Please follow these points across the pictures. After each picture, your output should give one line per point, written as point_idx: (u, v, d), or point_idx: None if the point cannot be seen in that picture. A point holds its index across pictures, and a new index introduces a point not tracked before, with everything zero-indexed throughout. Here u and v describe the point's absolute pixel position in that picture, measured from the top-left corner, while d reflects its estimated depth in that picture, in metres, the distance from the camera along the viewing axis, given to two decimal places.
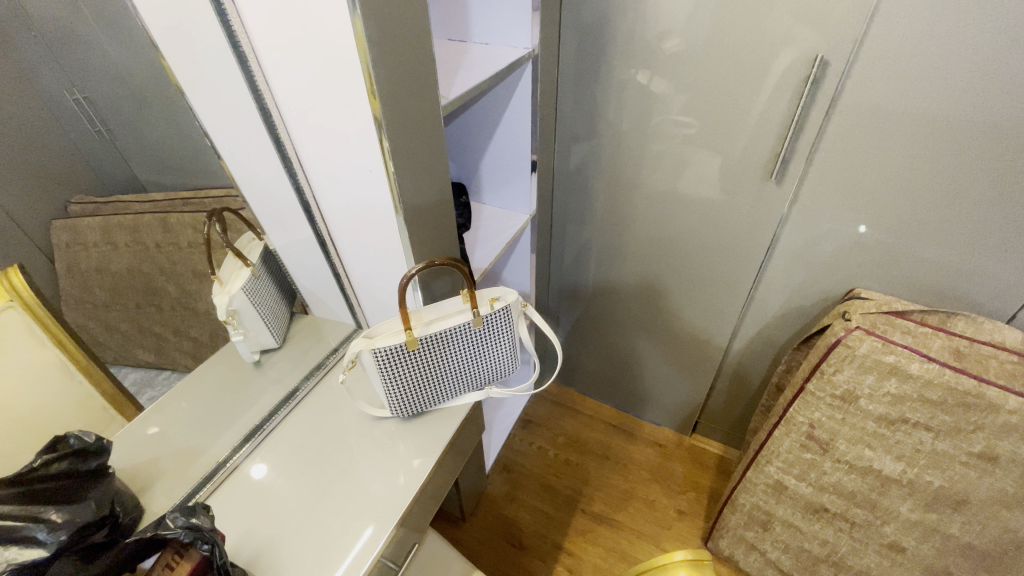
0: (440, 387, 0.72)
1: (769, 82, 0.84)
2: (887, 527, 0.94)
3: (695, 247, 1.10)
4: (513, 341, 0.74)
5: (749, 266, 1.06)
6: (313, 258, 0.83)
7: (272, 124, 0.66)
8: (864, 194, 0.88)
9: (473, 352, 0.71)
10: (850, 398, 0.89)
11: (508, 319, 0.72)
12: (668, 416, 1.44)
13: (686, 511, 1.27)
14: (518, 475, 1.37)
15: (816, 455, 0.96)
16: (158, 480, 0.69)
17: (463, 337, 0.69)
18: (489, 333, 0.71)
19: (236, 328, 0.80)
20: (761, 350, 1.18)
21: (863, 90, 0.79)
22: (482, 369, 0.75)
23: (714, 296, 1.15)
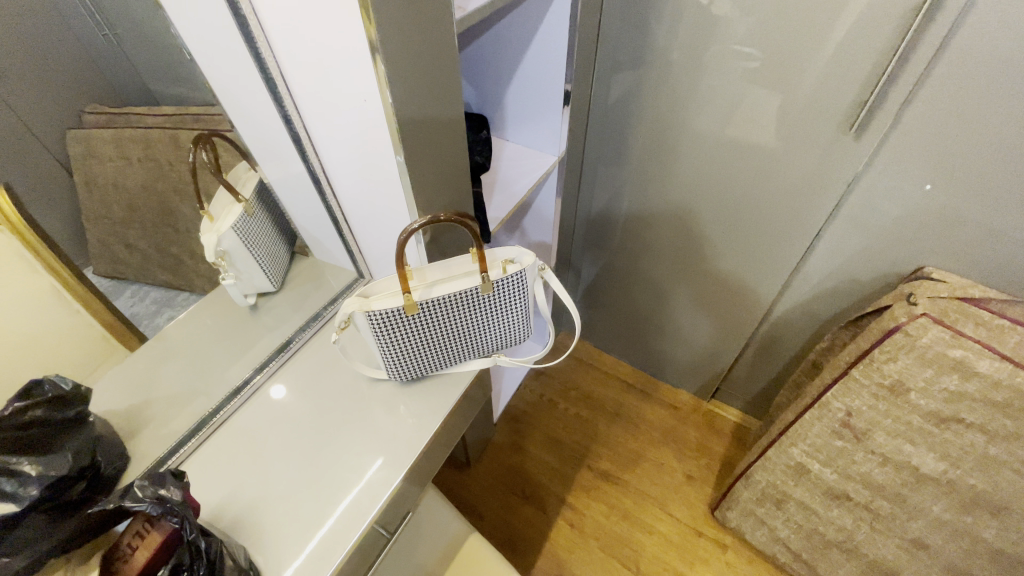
0: (443, 353, 0.66)
1: (866, 8, 0.67)
2: (913, 523, 0.88)
3: (742, 204, 0.97)
4: (526, 308, 0.66)
5: (802, 230, 0.94)
6: (307, 196, 0.74)
7: (251, 37, 0.54)
8: (960, 158, 0.73)
9: (480, 319, 0.64)
10: (898, 390, 0.80)
11: (521, 284, 0.63)
12: (688, 379, 1.37)
13: (696, 477, 1.24)
14: (526, 425, 1.35)
15: (848, 443, 0.89)
16: (149, 424, 0.66)
17: (469, 303, 0.61)
18: (499, 300, 0.63)
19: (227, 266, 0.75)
20: (800, 322, 1.08)
21: (989, 25, 0.62)
22: (490, 337, 0.68)
23: (758, 259, 1.03)
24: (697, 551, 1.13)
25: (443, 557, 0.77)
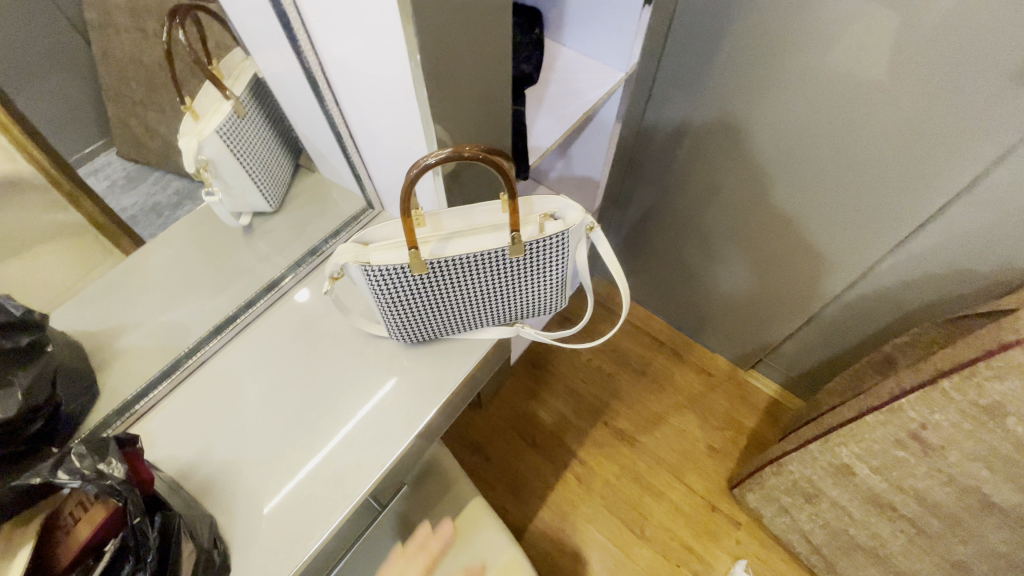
0: (456, 318, 0.55)
1: None
2: (963, 547, 0.79)
3: (845, 160, 0.76)
4: (563, 276, 0.54)
5: (915, 200, 0.74)
6: (305, 99, 0.60)
7: None
8: None
9: (504, 283, 0.52)
10: (995, 413, 0.66)
11: (560, 248, 0.50)
12: (727, 346, 1.25)
13: (719, 449, 1.16)
14: (544, 372, 1.27)
15: (911, 455, 0.77)
16: (119, 357, 0.59)
17: (491, 264, 0.49)
18: (529, 264, 0.50)
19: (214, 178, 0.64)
20: (877, 307, 0.91)
21: None
22: (514, 303, 0.56)
23: (846, 231, 0.85)
24: (708, 524, 1.08)
25: (441, 517, 0.72)
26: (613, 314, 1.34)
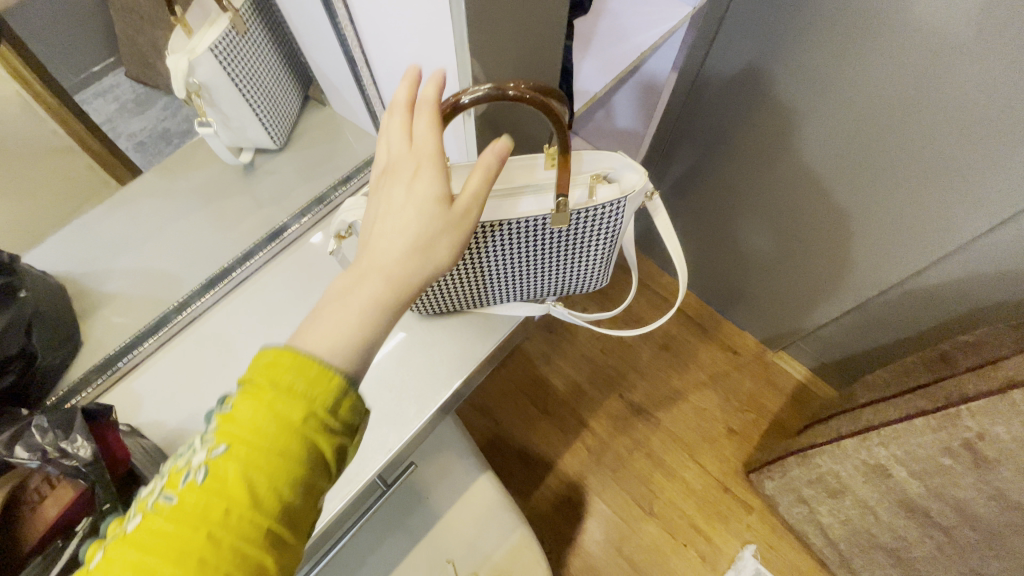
0: (495, 275, 0.55)
1: None
2: (996, 562, 0.74)
3: (920, 141, 0.64)
4: (608, 239, 0.55)
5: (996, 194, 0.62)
6: (314, 16, 0.50)
7: None
8: None
9: (546, 246, 0.53)
10: None
11: (609, 215, 0.51)
12: (758, 325, 1.17)
13: (738, 432, 1.12)
14: (561, 337, 1.22)
15: (959, 465, 0.70)
16: (109, 302, 0.59)
17: (535, 226, 0.49)
18: (575, 229, 0.51)
19: (206, 105, 0.58)
20: (938, 302, 0.81)
21: None
22: (551, 268, 0.57)
23: (911, 225, 0.73)
24: (718, 506, 1.05)
25: (449, 490, 0.68)
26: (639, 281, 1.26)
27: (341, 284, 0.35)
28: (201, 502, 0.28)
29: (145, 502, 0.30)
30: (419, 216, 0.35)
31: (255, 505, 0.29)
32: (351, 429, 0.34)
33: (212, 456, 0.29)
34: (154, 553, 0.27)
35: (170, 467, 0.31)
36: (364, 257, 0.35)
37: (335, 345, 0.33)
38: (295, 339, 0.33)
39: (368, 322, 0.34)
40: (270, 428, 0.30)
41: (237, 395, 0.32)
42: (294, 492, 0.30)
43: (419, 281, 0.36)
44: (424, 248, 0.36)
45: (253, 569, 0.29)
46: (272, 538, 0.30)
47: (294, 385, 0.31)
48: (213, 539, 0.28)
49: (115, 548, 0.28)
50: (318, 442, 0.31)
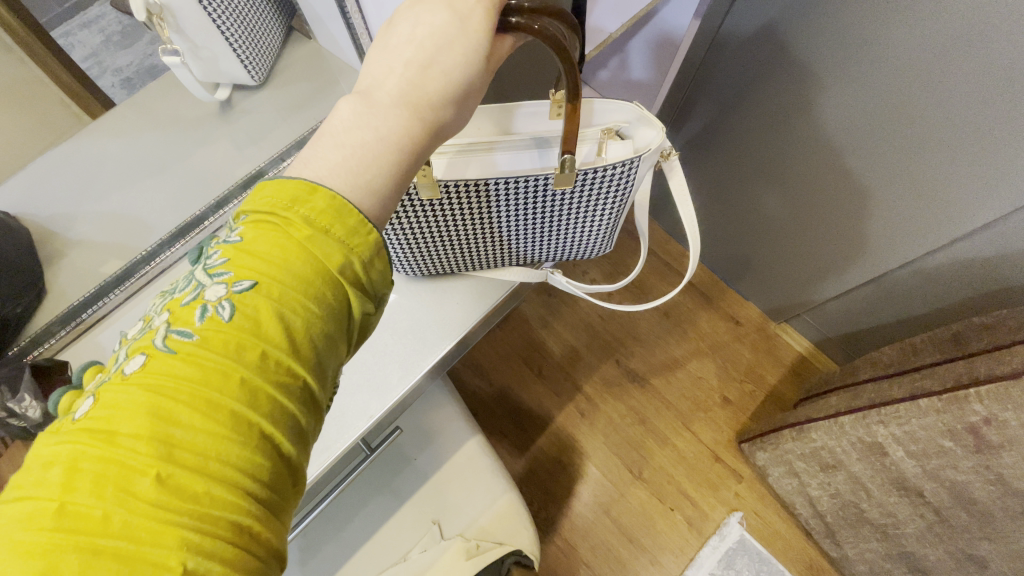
0: (485, 234, 0.51)
1: None
2: (985, 542, 0.74)
3: (966, 109, 0.57)
4: (614, 203, 0.50)
5: None
6: None
7: None
8: None
9: (545, 207, 0.48)
10: None
11: (619, 180, 0.46)
12: (764, 296, 1.13)
13: (733, 402, 1.11)
14: (559, 300, 1.19)
15: (960, 448, 0.69)
16: (78, 246, 0.58)
17: (533, 189, 0.45)
18: (579, 190, 0.46)
19: (172, 30, 0.53)
20: (957, 283, 0.78)
21: None
22: (552, 230, 0.53)
23: (938, 201, 0.68)
24: (709, 475, 1.05)
25: (437, 453, 0.67)
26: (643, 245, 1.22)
27: (367, 110, 0.30)
28: (229, 336, 0.25)
29: (154, 341, 0.26)
30: (460, 45, 0.31)
31: (289, 350, 0.26)
32: (378, 286, 0.31)
33: (235, 289, 0.26)
34: (166, 390, 0.24)
35: (177, 307, 0.27)
36: (398, 84, 0.30)
37: (363, 179, 0.30)
38: (318, 170, 0.29)
39: (398, 160, 0.31)
40: (298, 266, 0.27)
41: (256, 225, 0.29)
42: (325, 347, 0.28)
43: (445, 133, 0.33)
44: (463, 91, 0.32)
45: (279, 414, 0.26)
46: (306, 392, 0.27)
47: (322, 219, 0.28)
48: (245, 375, 0.25)
49: (126, 385, 0.24)
50: (348, 287, 0.29)
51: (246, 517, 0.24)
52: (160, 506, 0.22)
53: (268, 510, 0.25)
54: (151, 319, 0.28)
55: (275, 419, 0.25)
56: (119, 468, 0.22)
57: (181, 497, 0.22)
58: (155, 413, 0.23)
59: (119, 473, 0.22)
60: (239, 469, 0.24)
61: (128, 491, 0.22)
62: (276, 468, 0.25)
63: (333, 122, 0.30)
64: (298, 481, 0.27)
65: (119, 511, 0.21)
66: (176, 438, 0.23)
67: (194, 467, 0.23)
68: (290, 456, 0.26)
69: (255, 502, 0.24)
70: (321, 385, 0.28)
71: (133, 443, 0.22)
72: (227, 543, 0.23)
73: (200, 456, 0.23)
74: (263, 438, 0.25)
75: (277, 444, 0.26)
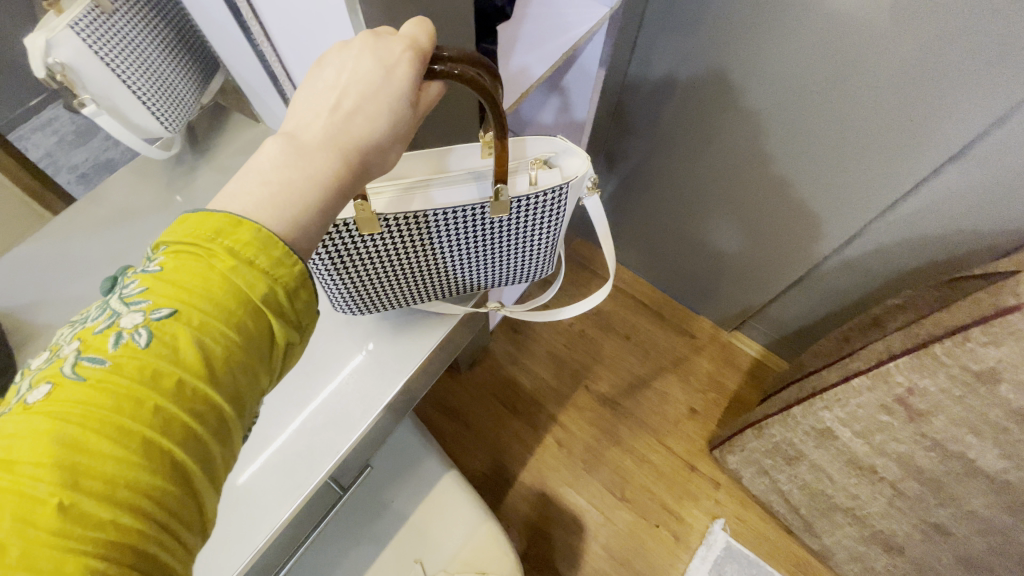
0: (433, 261, 0.55)
1: None
2: (941, 509, 0.79)
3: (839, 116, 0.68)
4: (546, 229, 0.57)
5: (913, 164, 0.67)
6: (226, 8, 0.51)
7: None
8: None
9: (485, 239, 0.55)
10: (987, 378, 0.64)
11: (546, 206, 0.53)
12: (713, 307, 1.20)
13: (700, 412, 1.15)
14: (525, 335, 1.24)
15: (895, 420, 0.75)
16: (45, 334, 0.60)
17: (469, 217, 0.50)
18: (516, 216, 0.52)
19: (80, 87, 0.55)
20: (872, 271, 0.87)
21: None
22: (494, 260, 0.59)
23: (833, 195, 0.79)
24: (687, 486, 1.08)
25: (412, 494, 0.69)
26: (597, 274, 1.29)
27: (295, 152, 0.32)
28: (145, 362, 0.26)
29: (61, 368, 0.26)
30: (382, 96, 0.34)
31: (208, 378, 0.27)
32: (302, 317, 0.33)
33: (154, 317, 0.27)
34: (70, 418, 0.24)
35: (88, 335, 0.27)
36: (327, 131, 0.33)
37: (294, 218, 0.31)
38: (245, 207, 0.30)
39: (323, 201, 0.33)
40: (222, 297, 0.29)
41: (176, 253, 0.29)
42: (244, 376, 0.29)
43: (371, 174, 0.36)
44: (388, 137, 0.35)
45: (193, 443, 0.26)
46: (223, 421, 0.28)
47: (249, 249, 0.30)
48: (161, 403, 0.25)
49: (27, 414, 0.24)
50: (272, 316, 0.30)
51: (152, 546, 0.24)
52: (63, 537, 0.22)
53: (174, 540, 0.25)
54: (58, 349, 0.28)
55: (188, 447, 0.26)
56: (18, 498, 0.22)
57: (87, 526, 0.22)
58: (59, 440, 0.23)
59: (19, 504, 0.22)
60: (150, 498, 0.24)
61: (26, 520, 0.22)
62: (187, 496, 0.26)
63: (261, 161, 0.32)
64: (210, 511, 0.28)
65: (15, 542, 0.21)
66: (81, 467, 0.23)
67: (102, 495, 0.23)
68: (201, 485, 0.27)
69: (162, 532, 0.25)
70: (239, 415, 0.29)
71: (35, 471, 0.22)
72: (127, 571, 0.23)
73: (108, 484, 0.23)
74: (176, 467, 0.26)
75: (189, 471, 0.26)
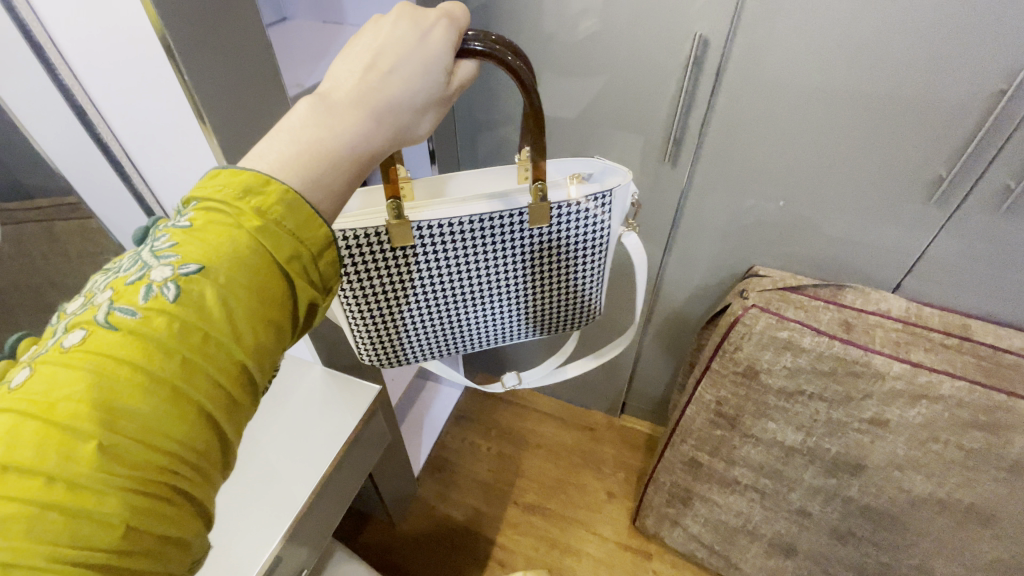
0: (470, 269, 0.64)
1: (668, 68, 0.83)
2: (794, 494, 0.98)
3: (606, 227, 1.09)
4: (590, 242, 0.65)
5: (656, 247, 1.07)
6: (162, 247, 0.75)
7: (76, 103, 0.56)
8: (764, 169, 0.89)
9: (515, 263, 0.65)
10: (751, 374, 0.91)
11: (578, 216, 0.62)
12: (598, 400, 1.43)
13: (617, 493, 1.30)
14: (450, 472, 1.34)
15: (726, 430, 0.98)
16: None
17: (498, 226, 0.60)
18: (558, 225, 0.62)
19: None
20: (679, 330, 1.19)
21: (769, 65, 0.78)
22: (528, 280, 0.68)
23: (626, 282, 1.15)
24: (627, 566, 1.18)
25: None
26: (501, 401, 1.50)
27: (326, 110, 0.37)
28: (172, 316, 0.30)
29: (96, 317, 0.30)
30: (411, 61, 0.40)
31: (230, 334, 0.32)
32: (322, 277, 0.38)
33: (181, 273, 0.31)
34: (107, 363, 0.29)
35: (121, 285, 0.32)
36: (355, 90, 0.38)
37: (325, 171, 0.37)
38: (272, 165, 0.35)
39: (351, 153, 0.38)
40: (241, 256, 0.33)
41: (204, 210, 0.34)
42: (265, 331, 0.34)
43: (406, 134, 0.42)
44: (416, 97, 0.41)
45: (213, 390, 0.32)
46: (242, 372, 0.33)
47: (270, 213, 0.34)
48: (187, 354, 0.30)
49: (73, 356, 0.29)
50: (293, 277, 0.35)
51: (178, 475, 0.30)
52: (106, 472, 0.27)
53: (197, 473, 0.31)
54: (94, 295, 0.33)
55: (209, 396, 0.31)
56: (64, 432, 0.27)
57: (125, 460, 0.28)
58: (97, 386, 0.28)
59: (66, 438, 0.27)
60: (176, 441, 0.30)
61: (74, 451, 0.27)
62: (207, 438, 0.31)
63: (291, 121, 0.36)
64: (226, 451, 0.33)
65: (63, 469, 0.27)
66: (117, 411, 0.28)
67: (137, 438, 0.28)
68: (220, 427, 0.32)
69: (186, 465, 0.31)
70: (257, 365, 0.34)
71: (79, 408, 0.28)
72: (156, 495, 0.29)
73: (142, 427, 0.29)
74: (199, 414, 0.31)
75: (212, 422, 0.32)
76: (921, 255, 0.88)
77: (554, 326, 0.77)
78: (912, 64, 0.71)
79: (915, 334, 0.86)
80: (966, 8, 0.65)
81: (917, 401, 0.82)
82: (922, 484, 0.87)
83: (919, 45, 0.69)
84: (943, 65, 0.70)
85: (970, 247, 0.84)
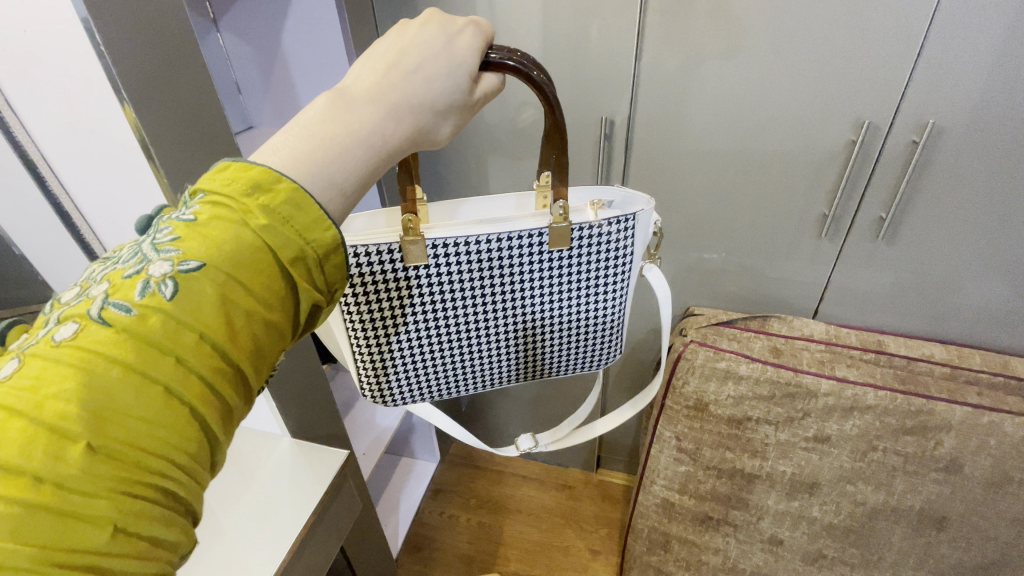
0: (485, 296, 0.62)
1: (589, 146, 0.97)
2: (763, 522, 1.02)
3: None
4: (610, 272, 0.64)
5: None
6: None
7: (59, 203, 0.61)
8: (687, 222, 1.01)
9: (530, 290, 0.63)
10: (702, 406, 0.97)
11: (600, 241, 0.61)
12: (573, 457, 1.45)
13: (601, 550, 1.29)
14: (430, 550, 1.30)
15: (690, 466, 1.02)
16: None
17: (515, 246, 0.59)
18: (579, 251, 0.61)
19: None
20: (637, 375, 1.26)
21: (673, 138, 0.93)
22: (542, 311, 0.65)
23: None
24: None
25: None
26: (478, 469, 1.49)
27: (343, 105, 0.37)
28: (168, 315, 0.30)
29: (90, 310, 0.30)
30: (435, 62, 0.40)
31: (228, 336, 0.32)
32: (328, 281, 0.38)
33: (181, 269, 0.31)
34: (96, 360, 0.28)
35: (117, 278, 0.31)
36: (376, 88, 0.38)
37: (334, 172, 0.36)
38: (283, 159, 0.35)
39: (366, 152, 0.38)
40: (245, 254, 0.33)
41: (213, 201, 0.34)
42: (265, 333, 0.34)
43: (427, 137, 0.42)
44: (438, 101, 0.41)
45: (206, 394, 0.31)
46: (235, 373, 0.33)
47: (279, 210, 0.34)
48: (182, 355, 0.30)
49: (60, 351, 0.29)
50: (297, 279, 0.35)
51: (166, 480, 0.30)
52: (92, 477, 0.27)
53: (185, 474, 0.31)
54: (88, 286, 0.32)
55: (201, 399, 0.31)
56: (50, 434, 0.26)
57: (112, 464, 0.28)
58: (87, 385, 0.28)
59: (51, 440, 0.26)
60: (167, 446, 0.30)
61: (59, 454, 0.26)
62: (199, 441, 0.31)
63: (309, 115, 0.37)
64: (214, 454, 0.33)
65: (48, 472, 0.26)
66: (108, 413, 0.28)
67: (126, 442, 0.28)
68: (211, 430, 0.32)
69: (176, 468, 0.30)
70: (251, 367, 0.34)
71: (66, 408, 0.27)
72: (143, 500, 0.29)
73: (132, 431, 0.28)
74: (190, 418, 0.31)
75: (203, 425, 0.32)
76: (828, 283, 1.01)
77: (575, 363, 0.73)
78: (783, 130, 0.87)
79: (837, 352, 0.96)
80: (813, 85, 0.82)
81: (850, 413, 0.89)
82: (873, 494, 0.92)
83: (788, 114, 0.85)
84: (804, 127, 0.86)
85: (868, 272, 0.97)
